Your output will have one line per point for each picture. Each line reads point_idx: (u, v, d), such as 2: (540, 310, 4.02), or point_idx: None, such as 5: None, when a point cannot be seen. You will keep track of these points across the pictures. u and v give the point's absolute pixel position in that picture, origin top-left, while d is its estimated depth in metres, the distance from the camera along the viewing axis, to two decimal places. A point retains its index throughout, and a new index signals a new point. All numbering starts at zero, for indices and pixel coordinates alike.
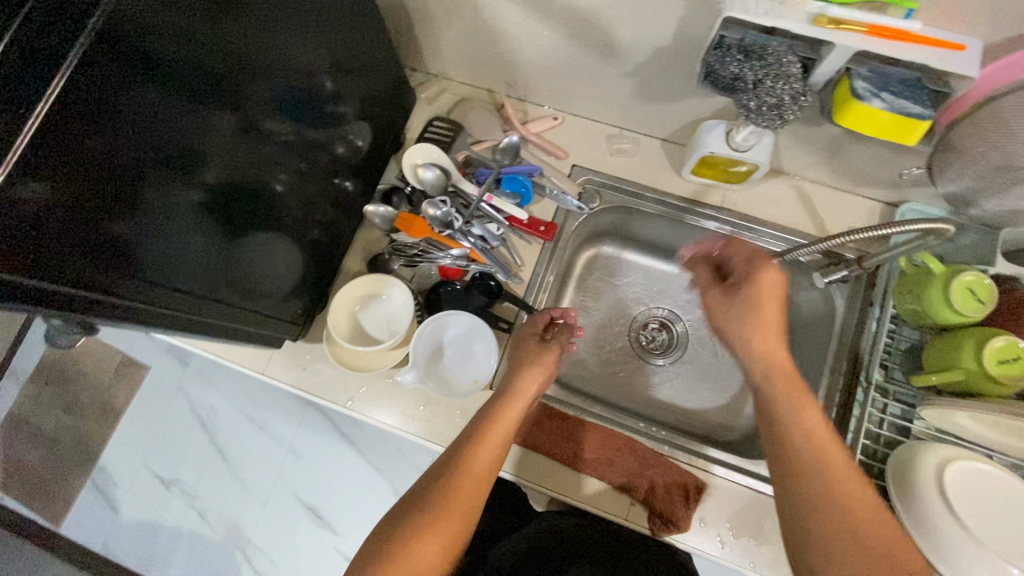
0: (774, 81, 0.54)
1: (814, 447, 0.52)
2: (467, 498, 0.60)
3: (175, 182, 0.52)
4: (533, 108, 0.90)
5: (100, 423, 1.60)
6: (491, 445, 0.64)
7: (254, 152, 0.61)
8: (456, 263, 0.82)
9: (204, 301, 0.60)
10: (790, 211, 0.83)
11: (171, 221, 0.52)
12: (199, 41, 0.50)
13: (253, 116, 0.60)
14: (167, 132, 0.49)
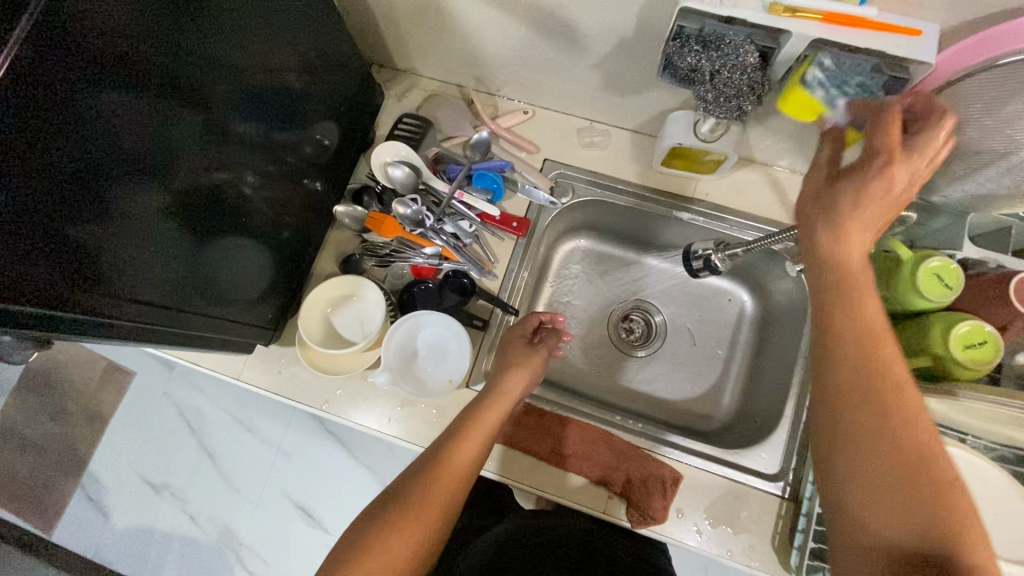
0: (730, 73, 0.54)
1: (876, 382, 0.44)
2: (445, 492, 0.61)
3: (137, 184, 0.51)
4: (504, 102, 0.89)
5: (86, 429, 1.60)
6: (473, 441, 0.65)
7: (218, 153, 0.61)
8: (428, 262, 0.81)
9: (169, 307, 0.59)
10: (762, 199, 0.82)
11: (128, 225, 0.51)
12: (151, 38, 0.48)
13: (217, 117, 0.59)
14: (126, 133, 0.48)
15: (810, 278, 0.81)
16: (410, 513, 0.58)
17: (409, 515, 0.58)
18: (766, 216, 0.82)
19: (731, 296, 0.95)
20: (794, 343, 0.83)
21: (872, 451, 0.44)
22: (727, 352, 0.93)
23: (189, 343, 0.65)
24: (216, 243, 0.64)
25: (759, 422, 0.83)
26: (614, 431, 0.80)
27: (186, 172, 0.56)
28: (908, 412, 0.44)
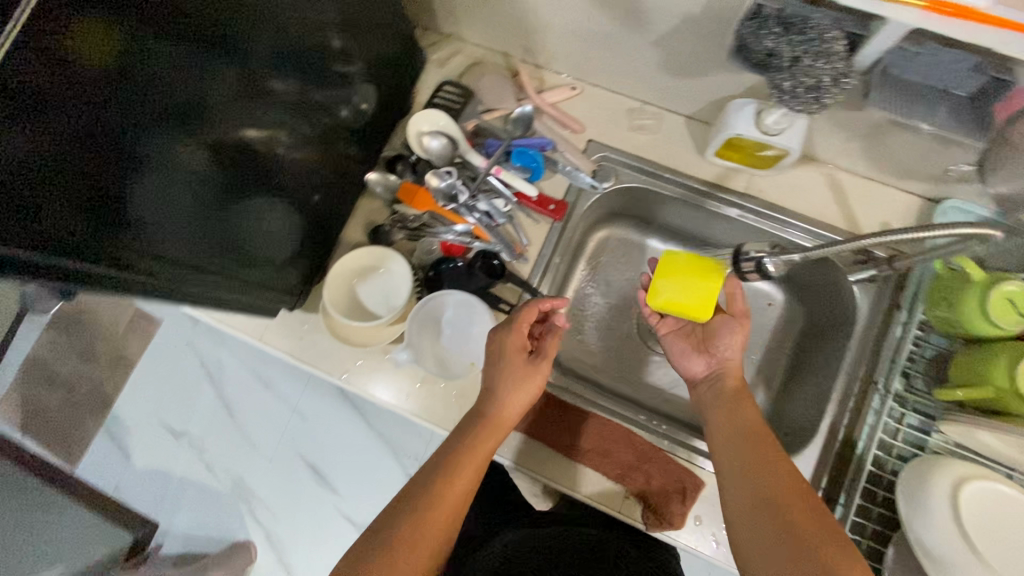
0: (814, 60, 0.47)
1: (747, 434, 0.64)
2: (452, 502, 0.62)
3: (170, 141, 0.49)
4: (551, 75, 0.84)
5: (113, 372, 1.64)
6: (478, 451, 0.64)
7: (255, 109, 0.58)
8: (459, 240, 0.78)
9: (194, 266, 0.57)
10: (819, 201, 0.77)
11: (156, 179, 0.49)
12: None
13: (255, 71, 0.55)
14: (161, 84, 0.46)
15: (862, 289, 0.76)
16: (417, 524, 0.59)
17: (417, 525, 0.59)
18: (822, 219, 0.77)
19: (772, 300, 0.90)
20: (835, 356, 0.78)
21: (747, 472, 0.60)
22: (761, 358, 0.89)
23: (217, 302, 0.64)
24: (248, 202, 0.63)
25: (790, 435, 0.79)
26: (636, 430, 0.77)
27: (221, 128, 0.54)
28: (768, 445, 0.62)
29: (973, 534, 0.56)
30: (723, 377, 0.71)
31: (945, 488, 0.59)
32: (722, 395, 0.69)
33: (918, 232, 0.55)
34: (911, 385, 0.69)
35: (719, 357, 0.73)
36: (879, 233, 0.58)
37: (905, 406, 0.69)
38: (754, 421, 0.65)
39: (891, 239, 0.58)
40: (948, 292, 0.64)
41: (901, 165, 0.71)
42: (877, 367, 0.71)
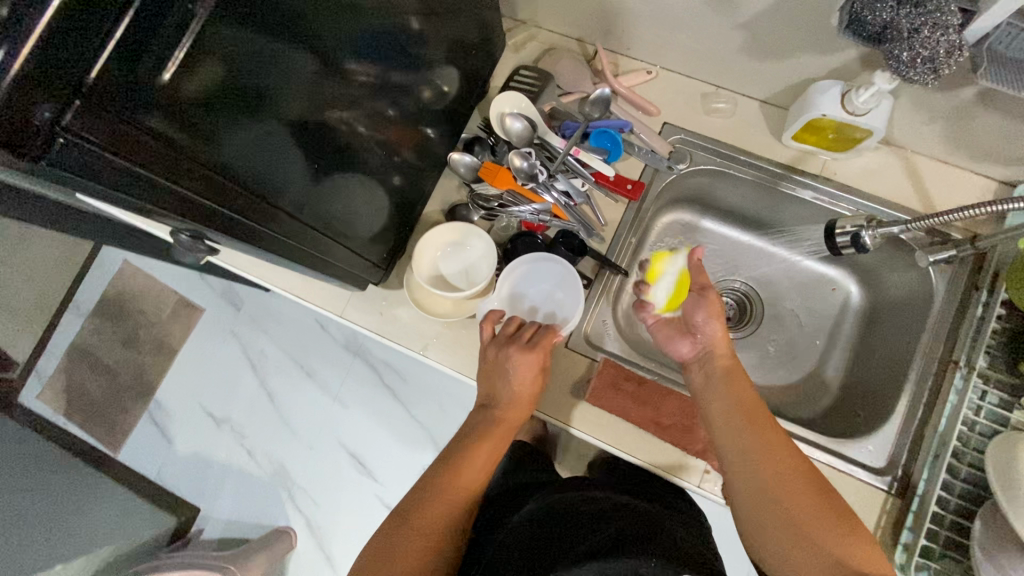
0: (931, 32, 0.49)
1: (741, 414, 0.64)
2: (465, 487, 0.70)
3: (264, 125, 0.49)
4: (626, 61, 0.86)
5: (157, 359, 1.67)
6: (485, 443, 0.74)
7: (338, 75, 0.57)
8: (538, 217, 0.81)
9: (288, 236, 0.59)
10: (895, 184, 0.78)
11: (259, 159, 0.50)
12: None
13: (341, 37, 0.54)
14: (262, 59, 0.45)
15: (938, 270, 0.77)
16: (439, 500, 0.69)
17: (431, 503, 0.68)
18: (897, 202, 0.78)
19: (837, 285, 0.91)
20: (909, 337, 0.79)
21: (748, 460, 0.61)
22: (826, 342, 0.90)
23: (302, 261, 0.66)
24: (332, 168, 0.63)
25: (861, 415, 0.80)
26: None
27: (309, 101, 0.53)
28: (763, 428, 0.62)
29: None
30: (713, 358, 0.70)
31: None
32: (715, 377, 0.68)
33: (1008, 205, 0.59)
34: (996, 363, 0.69)
35: (701, 336, 0.72)
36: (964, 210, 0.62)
37: (989, 383, 0.69)
38: (747, 402, 0.64)
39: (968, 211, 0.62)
40: None
41: (982, 147, 0.72)
42: (958, 346, 0.73)
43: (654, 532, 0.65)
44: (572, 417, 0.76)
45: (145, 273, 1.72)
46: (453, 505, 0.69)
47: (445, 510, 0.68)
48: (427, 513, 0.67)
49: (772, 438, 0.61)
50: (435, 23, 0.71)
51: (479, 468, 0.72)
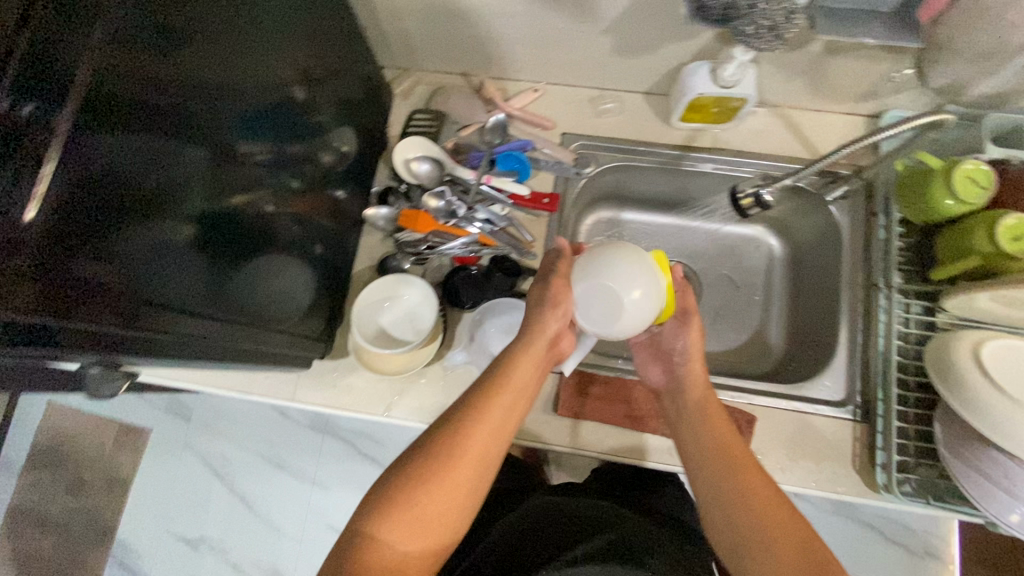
0: (768, 2, 0.53)
1: (714, 444, 0.63)
2: (478, 449, 0.57)
3: (162, 223, 0.47)
4: (511, 84, 0.89)
5: (111, 497, 1.54)
6: (517, 377, 0.61)
7: (237, 163, 0.57)
8: (468, 250, 0.81)
9: (214, 332, 0.57)
10: (780, 140, 0.84)
11: (166, 259, 0.48)
12: (162, 75, 0.45)
13: (231, 132, 0.55)
14: (146, 162, 0.45)
15: (839, 207, 0.83)
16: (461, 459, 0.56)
17: (458, 463, 0.56)
18: (787, 155, 0.84)
19: (758, 243, 0.97)
20: (830, 273, 0.85)
21: (718, 491, 0.60)
22: (765, 296, 0.95)
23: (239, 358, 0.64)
24: (252, 259, 0.62)
25: (812, 355, 0.84)
26: None
27: (208, 191, 0.53)
28: (739, 456, 0.61)
29: (1006, 383, 0.62)
30: (687, 384, 0.69)
31: (968, 353, 0.65)
32: (686, 407, 0.67)
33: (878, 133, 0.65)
34: (908, 278, 0.76)
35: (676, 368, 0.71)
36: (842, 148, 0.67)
37: (909, 297, 0.75)
38: (723, 431, 0.64)
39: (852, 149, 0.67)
40: (917, 186, 0.72)
41: (843, 90, 0.79)
42: (874, 270, 0.79)
43: (642, 549, 0.63)
44: (550, 433, 0.76)
45: (75, 410, 1.59)
46: (480, 462, 0.57)
47: (474, 468, 0.56)
48: (453, 474, 0.55)
49: (744, 466, 0.60)
50: (317, 91, 0.71)
51: (511, 411, 0.60)
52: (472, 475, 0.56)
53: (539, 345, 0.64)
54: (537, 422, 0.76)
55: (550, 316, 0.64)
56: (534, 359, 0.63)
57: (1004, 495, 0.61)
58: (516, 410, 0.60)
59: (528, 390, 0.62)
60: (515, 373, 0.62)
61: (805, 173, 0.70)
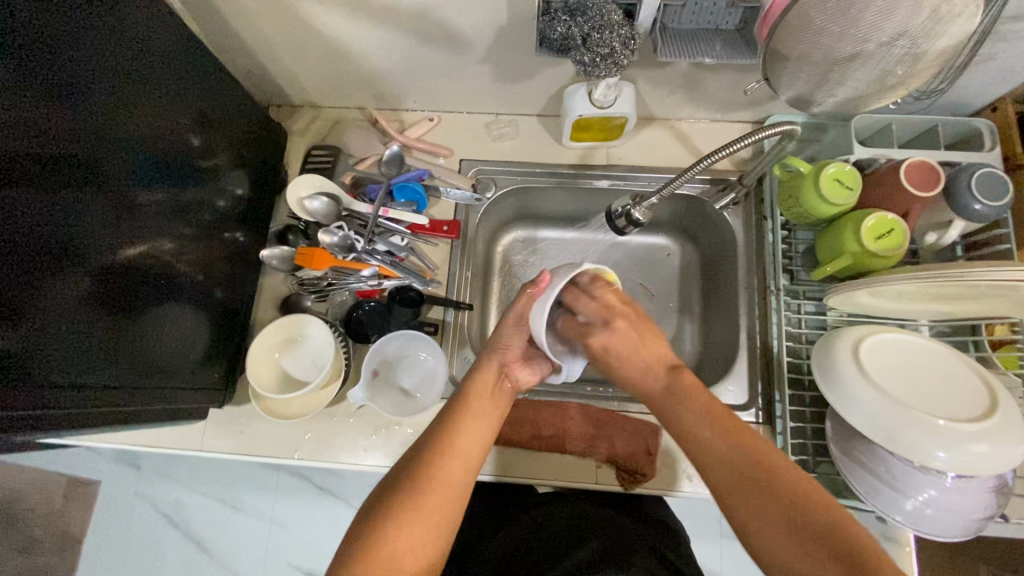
0: (601, 32, 0.55)
1: (717, 430, 0.52)
2: (456, 478, 0.56)
3: (49, 277, 0.50)
4: (407, 115, 0.91)
5: (57, 554, 1.42)
6: (485, 401, 0.63)
7: (116, 212, 0.57)
8: (369, 284, 0.81)
9: (108, 386, 0.58)
10: (670, 152, 0.87)
11: (53, 316, 0.51)
12: (45, 134, 0.49)
13: (109, 180, 0.56)
14: (26, 211, 0.47)
15: (732, 212, 0.85)
16: (428, 488, 0.55)
17: (426, 493, 0.54)
18: (678, 166, 0.86)
19: (669, 250, 0.98)
20: (729, 277, 0.86)
21: (739, 489, 0.49)
22: (680, 301, 0.95)
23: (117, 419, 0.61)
24: (135, 313, 0.61)
25: (720, 359, 0.85)
26: (587, 402, 0.79)
27: (103, 243, 0.56)
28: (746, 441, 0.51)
29: (883, 382, 0.64)
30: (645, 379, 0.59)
31: (848, 353, 0.67)
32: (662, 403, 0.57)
33: (750, 135, 0.63)
34: (796, 278, 0.78)
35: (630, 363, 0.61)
36: (718, 151, 0.63)
37: (799, 296, 0.77)
38: (724, 415, 0.53)
39: (731, 153, 0.64)
40: (792, 190, 0.74)
41: (720, 101, 0.82)
42: (767, 273, 0.80)
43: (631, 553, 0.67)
44: None
45: None
46: (450, 490, 0.55)
47: (443, 497, 0.55)
48: (422, 506, 0.54)
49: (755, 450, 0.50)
50: (215, 135, 0.73)
51: (474, 436, 0.60)
52: (441, 504, 0.55)
53: (489, 370, 0.66)
54: None
55: (495, 350, 0.67)
56: (488, 385, 0.65)
57: (890, 491, 0.64)
58: (480, 434, 0.60)
59: (491, 417, 0.62)
60: (471, 400, 0.62)
61: (684, 178, 0.65)
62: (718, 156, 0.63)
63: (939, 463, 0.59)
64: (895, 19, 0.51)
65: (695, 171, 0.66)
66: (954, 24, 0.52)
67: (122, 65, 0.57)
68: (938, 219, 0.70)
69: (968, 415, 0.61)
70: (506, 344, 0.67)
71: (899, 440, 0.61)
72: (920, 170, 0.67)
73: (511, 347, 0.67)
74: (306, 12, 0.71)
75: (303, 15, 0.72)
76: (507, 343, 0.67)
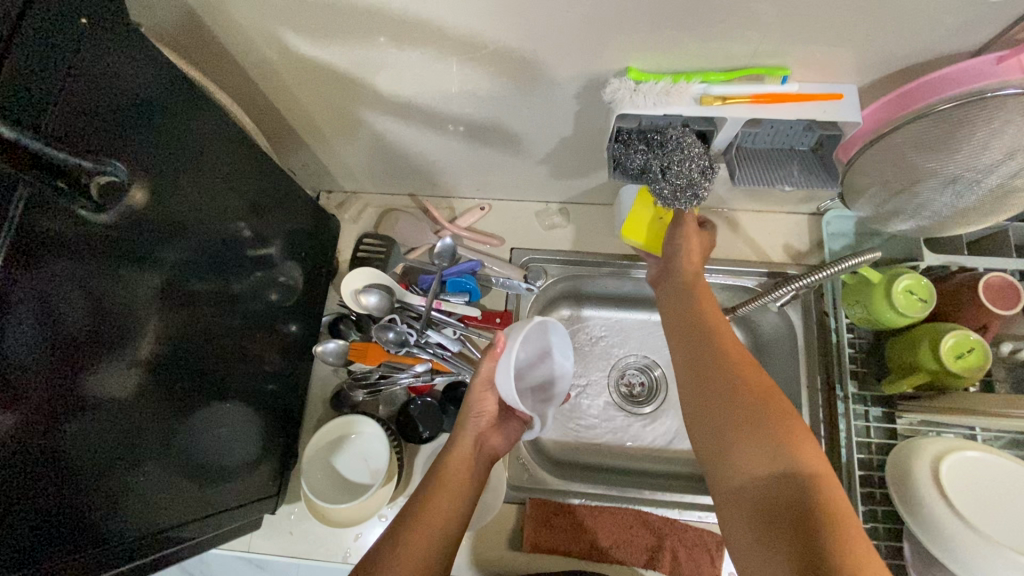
0: (680, 165, 0.56)
1: (732, 368, 0.52)
2: (430, 548, 0.57)
3: (111, 375, 0.47)
4: (458, 202, 0.91)
5: None
6: (458, 470, 0.65)
7: (190, 338, 0.58)
8: (421, 379, 0.80)
9: (165, 491, 0.55)
10: (725, 243, 0.86)
11: (112, 422, 0.47)
12: (128, 229, 0.46)
13: (170, 276, 0.53)
14: (98, 308, 0.44)
15: (791, 308, 0.83)
16: (404, 561, 0.55)
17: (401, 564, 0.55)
18: (734, 258, 0.85)
19: None
20: (789, 372, 0.83)
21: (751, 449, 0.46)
22: None
23: (189, 544, 0.61)
24: (191, 415, 0.59)
25: None
26: (646, 507, 0.76)
27: (161, 335, 0.53)
28: (783, 415, 0.48)
29: (964, 509, 0.61)
30: (678, 274, 0.66)
31: (927, 472, 0.65)
32: (684, 336, 0.58)
33: (831, 272, 0.68)
34: (863, 383, 0.76)
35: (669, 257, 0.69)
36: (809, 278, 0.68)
37: (867, 402, 0.75)
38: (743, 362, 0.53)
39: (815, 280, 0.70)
40: (858, 296, 0.73)
41: (779, 197, 0.81)
42: (832, 373, 0.78)
43: None
44: (516, 571, 0.74)
45: None
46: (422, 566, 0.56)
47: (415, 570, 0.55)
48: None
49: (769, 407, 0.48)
50: (265, 226, 0.71)
51: (448, 510, 0.61)
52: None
53: (466, 444, 0.68)
54: (503, 559, 0.74)
55: (471, 419, 0.70)
56: (465, 457, 0.67)
57: None
58: (452, 506, 0.62)
59: (464, 486, 0.64)
60: (449, 471, 0.65)
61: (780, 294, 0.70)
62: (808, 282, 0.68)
63: None
64: (989, 153, 0.50)
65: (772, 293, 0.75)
66: None
67: (205, 155, 0.55)
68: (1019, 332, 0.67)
69: None
70: (478, 412, 0.70)
71: None
72: (1002, 287, 0.65)
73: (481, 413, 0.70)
74: (367, 118, 0.71)
75: (363, 119, 0.72)
76: (483, 408, 0.70)
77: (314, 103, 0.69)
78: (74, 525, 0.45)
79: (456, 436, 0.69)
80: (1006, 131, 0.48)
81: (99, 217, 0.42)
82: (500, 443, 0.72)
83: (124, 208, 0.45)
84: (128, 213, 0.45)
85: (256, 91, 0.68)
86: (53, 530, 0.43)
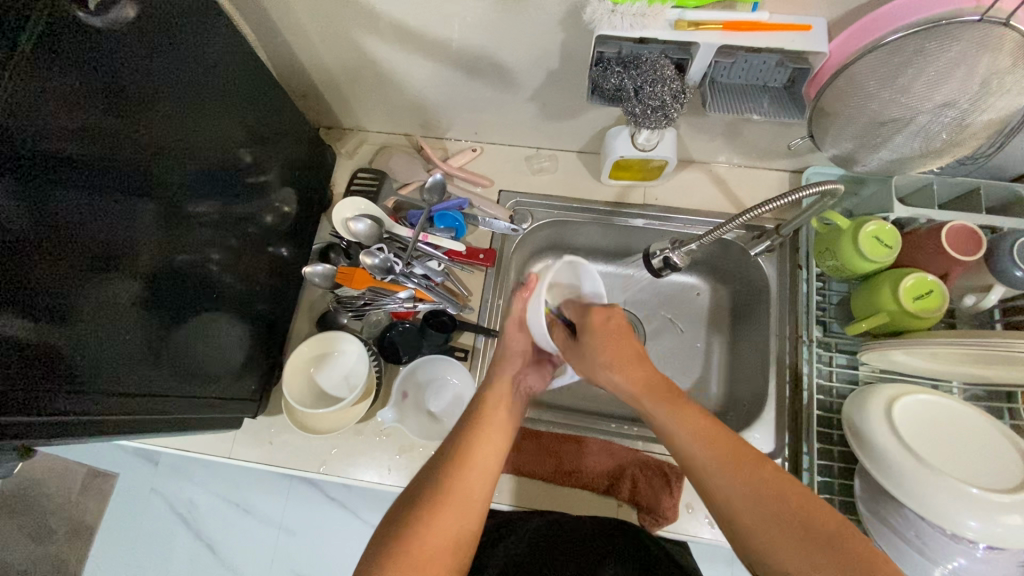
0: (652, 86, 0.59)
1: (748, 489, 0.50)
2: (477, 490, 0.55)
3: (108, 233, 0.50)
4: (451, 144, 0.95)
5: (72, 544, 1.23)
6: (495, 412, 0.62)
7: (178, 234, 0.59)
8: (405, 305, 0.84)
9: (148, 372, 0.58)
10: (707, 195, 0.88)
11: (105, 282, 0.50)
12: (125, 92, 0.49)
13: (166, 177, 0.56)
14: (98, 159, 0.47)
15: (766, 259, 0.85)
16: (446, 496, 0.54)
17: (450, 497, 0.54)
18: (715, 210, 0.87)
19: (699, 289, 0.97)
20: (762, 322, 0.85)
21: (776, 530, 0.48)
22: (707, 343, 0.94)
23: (161, 428, 0.62)
24: (179, 319, 0.61)
25: (748, 405, 0.84)
26: (613, 440, 0.79)
27: (159, 227, 0.56)
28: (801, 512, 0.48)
29: (914, 445, 0.63)
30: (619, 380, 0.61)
31: (879, 409, 0.67)
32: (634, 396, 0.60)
33: (796, 192, 0.63)
34: (828, 330, 0.79)
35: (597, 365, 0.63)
36: (766, 203, 0.64)
37: (831, 348, 0.78)
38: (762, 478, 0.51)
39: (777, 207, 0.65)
40: (827, 243, 0.75)
41: (760, 150, 0.83)
42: (800, 323, 0.80)
43: None
44: None
45: None
46: (472, 498, 0.54)
47: (463, 503, 0.54)
48: (445, 512, 0.53)
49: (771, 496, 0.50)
50: (265, 150, 0.74)
51: (489, 452, 0.58)
52: (463, 512, 0.53)
53: (504, 383, 0.65)
54: None
55: (507, 359, 0.68)
56: (501, 398, 0.64)
57: (918, 557, 0.63)
58: (492, 446, 0.59)
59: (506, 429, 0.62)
60: (487, 410, 0.62)
61: (729, 227, 0.67)
62: (767, 208, 0.65)
63: (971, 532, 0.58)
64: (946, 86, 0.52)
65: (735, 225, 0.68)
66: (1002, 98, 0.52)
67: (207, 56, 0.59)
68: (979, 283, 0.69)
69: (1001, 487, 0.60)
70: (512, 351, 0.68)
71: (930, 507, 0.60)
72: (964, 234, 0.68)
73: (515, 351, 0.68)
74: (368, 45, 0.74)
75: (362, 47, 0.75)
76: (514, 348, 0.68)
77: (315, 26, 0.72)
78: (60, 374, 0.47)
79: (491, 375, 0.66)
80: (962, 62, 0.50)
81: (89, 22, 0.45)
82: (536, 382, 0.70)
83: (118, 30, 0.47)
84: (118, 35, 0.47)
85: (259, 13, 0.71)
86: (43, 366, 0.45)
